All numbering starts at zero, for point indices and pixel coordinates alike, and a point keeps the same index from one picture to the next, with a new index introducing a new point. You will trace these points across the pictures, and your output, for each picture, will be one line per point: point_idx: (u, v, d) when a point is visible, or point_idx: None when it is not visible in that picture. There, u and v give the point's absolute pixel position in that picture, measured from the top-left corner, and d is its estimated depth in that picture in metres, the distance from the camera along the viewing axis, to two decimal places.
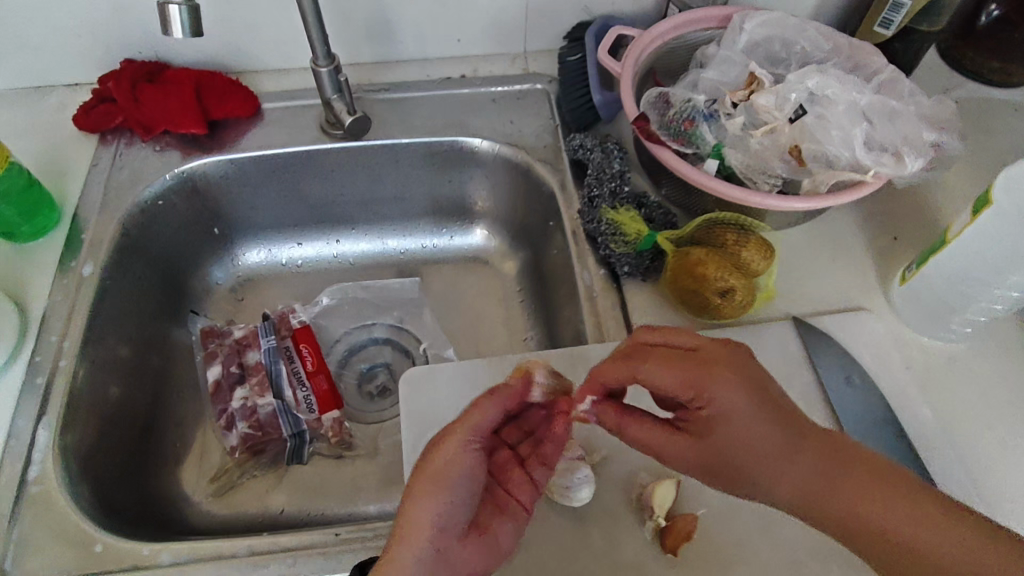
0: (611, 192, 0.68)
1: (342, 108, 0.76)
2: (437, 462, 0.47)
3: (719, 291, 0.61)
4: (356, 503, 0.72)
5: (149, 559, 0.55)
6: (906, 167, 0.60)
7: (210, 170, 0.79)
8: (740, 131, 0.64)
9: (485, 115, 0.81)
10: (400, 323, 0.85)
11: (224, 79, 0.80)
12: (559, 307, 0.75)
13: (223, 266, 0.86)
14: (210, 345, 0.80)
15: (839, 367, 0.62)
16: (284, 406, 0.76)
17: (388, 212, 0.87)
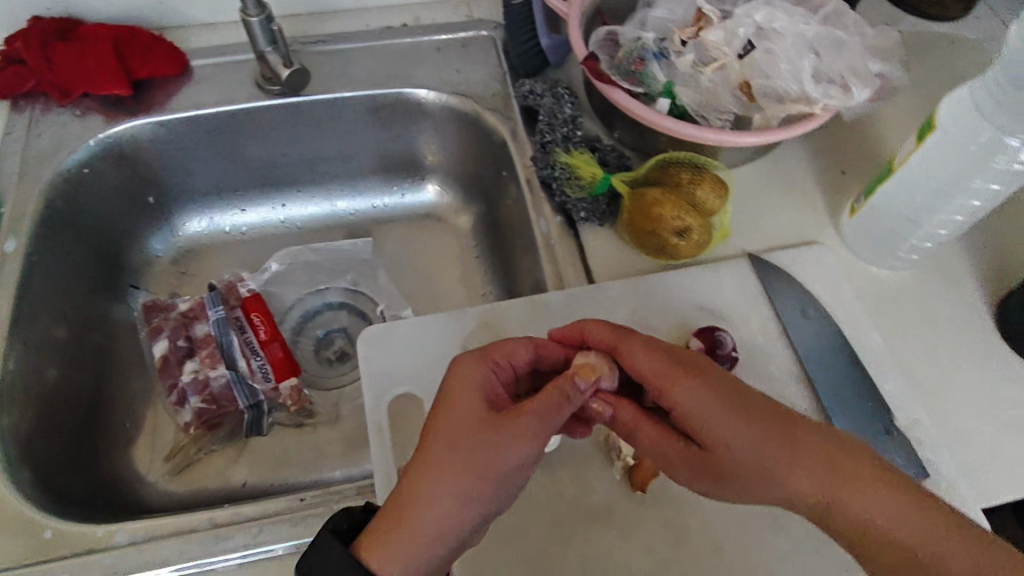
0: (564, 137, 0.67)
1: (278, 61, 0.72)
2: (495, 450, 0.42)
3: (675, 232, 0.61)
4: (322, 469, 0.71)
5: (103, 540, 0.53)
6: (853, 98, 0.60)
7: (138, 134, 0.74)
8: (691, 69, 0.63)
9: (430, 65, 0.78)
10: (354, 286, 0.82)
11: (146, 33, 0.74)
12: (517, 259, 0.74)
13: (163, 237, 0.82)
14: (155, 320, 0.75)
15: (795, 300, 0.63)
16: (238, 376, 0.73)
17: (335, 172, 0.84)
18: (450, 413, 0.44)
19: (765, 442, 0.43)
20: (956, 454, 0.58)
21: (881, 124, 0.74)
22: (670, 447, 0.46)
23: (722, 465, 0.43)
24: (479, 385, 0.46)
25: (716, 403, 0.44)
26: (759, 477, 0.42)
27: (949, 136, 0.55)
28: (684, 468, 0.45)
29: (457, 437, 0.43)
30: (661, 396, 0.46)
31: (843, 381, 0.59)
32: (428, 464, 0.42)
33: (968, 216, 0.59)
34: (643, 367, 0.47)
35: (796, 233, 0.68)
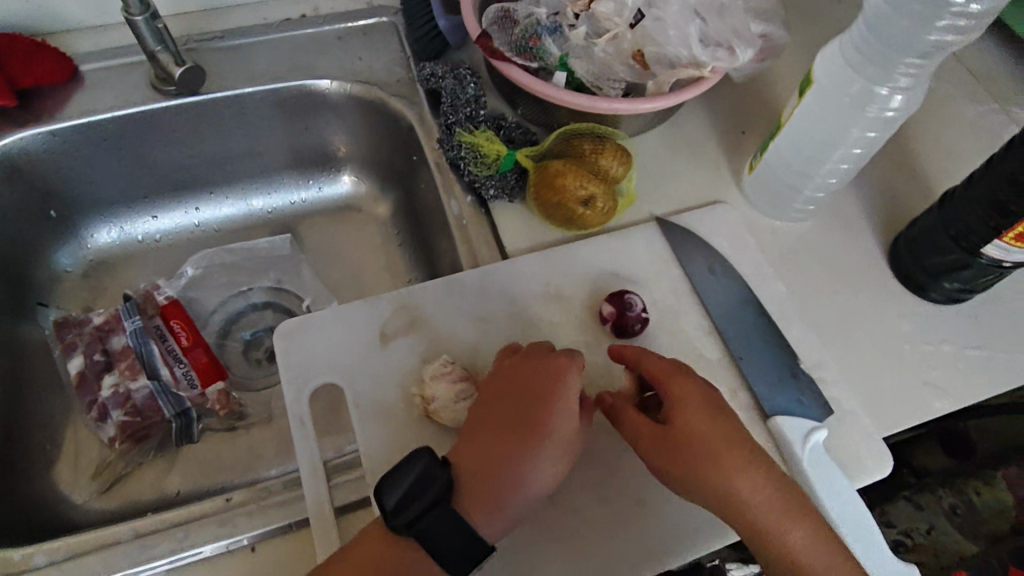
0: (468, 117, 0.67)
1: (169, 60, 0.70)
2: (573, 448, 0.49)
3: (581, 201, 0.62)
4: (256, 470, 0.70)
5: (24, 563, 0.52)
6: (738, 60, 0.63)
7: (30, 145, 0.71)
8: (584, 41, 0.64)
9: (332, 54, 0.77)
10: (278, 284, 0.81)
11: (25, 39, 0.71)
12: (436, 242, 0.74)
13: (70, 251, 0.79)
14: (68, 336, 0.73)
15: (703, 258, 0.65)
16: (162, 387, 0.71)
17: (247, 170, 0.82)
18: (547, 411, 0.49)
19: (734, 456, 0.47)
20: (857, 389, 0.61)
21: (773, 84, 0.78)
22: (649, 439, 0.49)
23: (679, 466, 0.48)
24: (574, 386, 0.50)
25: (709, 416, 0.49)
26: (710, 483, 0.47)
27: (825, 90, 0.57)
28: (654, 450, 0.49)
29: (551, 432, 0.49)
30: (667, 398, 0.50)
31: (751, 331, 0.62)
32: (524, 453, 0.48)
33: (852, 164, 0.62)
34: (656, 372, 0.51)
35: (700, 194, 0.71)
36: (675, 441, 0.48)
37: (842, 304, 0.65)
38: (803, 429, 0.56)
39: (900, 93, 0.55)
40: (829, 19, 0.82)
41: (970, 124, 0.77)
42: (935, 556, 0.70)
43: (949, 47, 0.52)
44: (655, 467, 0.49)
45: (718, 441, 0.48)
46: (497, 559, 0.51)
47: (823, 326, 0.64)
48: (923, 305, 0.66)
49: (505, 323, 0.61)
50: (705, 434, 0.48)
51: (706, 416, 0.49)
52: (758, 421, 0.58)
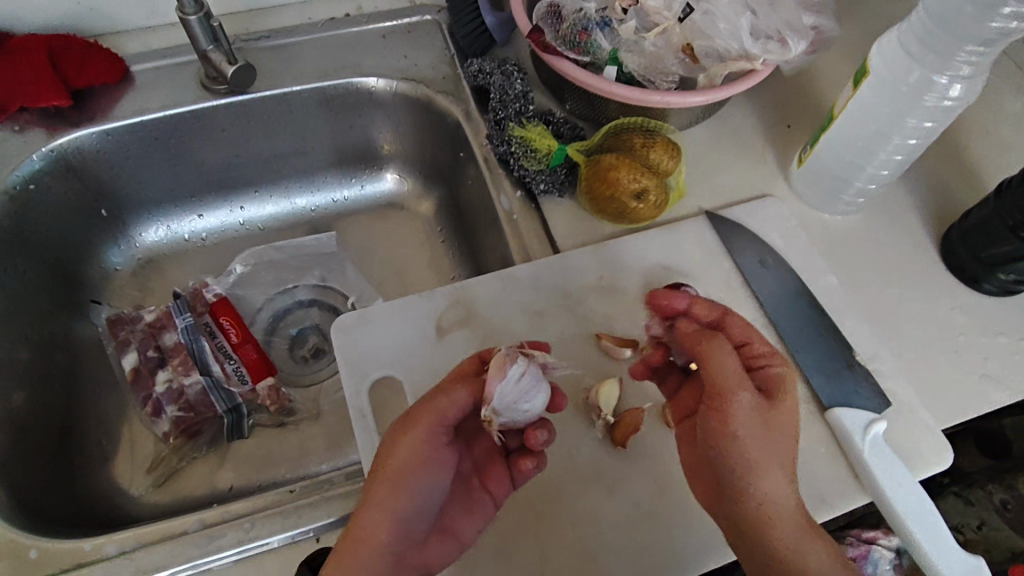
0: (518, 112, 0.67)
1: (221, 59, 0.71)
2: (390, 490, 0.43)
3: (633, 194, 0.62)
4: (307, 465, 0.71)
5: (93, 554, 0.52)
6: (789, 53, 0.62)
7: (85, 144, 0.72)
8: (634, 36, 0.63)
9: (377, 52, 0.78)
10: (323, 282, 0.82)
11: (79, 41, 0.72)
12: (481, 238, 0.75)
13: (120, 249, 0.80)
14: (120, 334, 0.74)
15: (755, 252, 0.65)
16: (214, 382, 0.72)
17: (290, 168, 0.83)
18: (409, 426, 0.45)
19: (788, 458, 0.45)
20: (916, 382, 0.60)
21: (817, 78, 0.78)
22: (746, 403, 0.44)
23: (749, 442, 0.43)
24: (441, 400, 0.46)
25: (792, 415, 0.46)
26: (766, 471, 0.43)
27: (882, 80, 0.57)
28: (748, 412, 0.44)
29: (390, 460, 0.44)
30: (765, 374, 0.47)
31: (808, 323, 0.61)
32: (391, 468, 0.44)
33: (906, 155, 0.62)
34: (757, 345, 0.48)
35: (749, 188, 0.71)
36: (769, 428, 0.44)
37: (898, 298, 0.65)
38: (862, 421, 0.56)
39: (960, 82, 0.55)
40: (874, 11, 0.82)
41: (1018, 115, 0.76)
42: (987, 552, 0.66)
43: (1012, 35, 0.50)
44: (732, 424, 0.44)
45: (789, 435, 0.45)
46: (563, 555, 0.52)
47: (880, 320, 0.63)
48: (977, 297, 0.65)
49: (560, 317, 0.61)
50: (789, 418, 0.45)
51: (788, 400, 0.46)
52: (816, 413, 0.58)
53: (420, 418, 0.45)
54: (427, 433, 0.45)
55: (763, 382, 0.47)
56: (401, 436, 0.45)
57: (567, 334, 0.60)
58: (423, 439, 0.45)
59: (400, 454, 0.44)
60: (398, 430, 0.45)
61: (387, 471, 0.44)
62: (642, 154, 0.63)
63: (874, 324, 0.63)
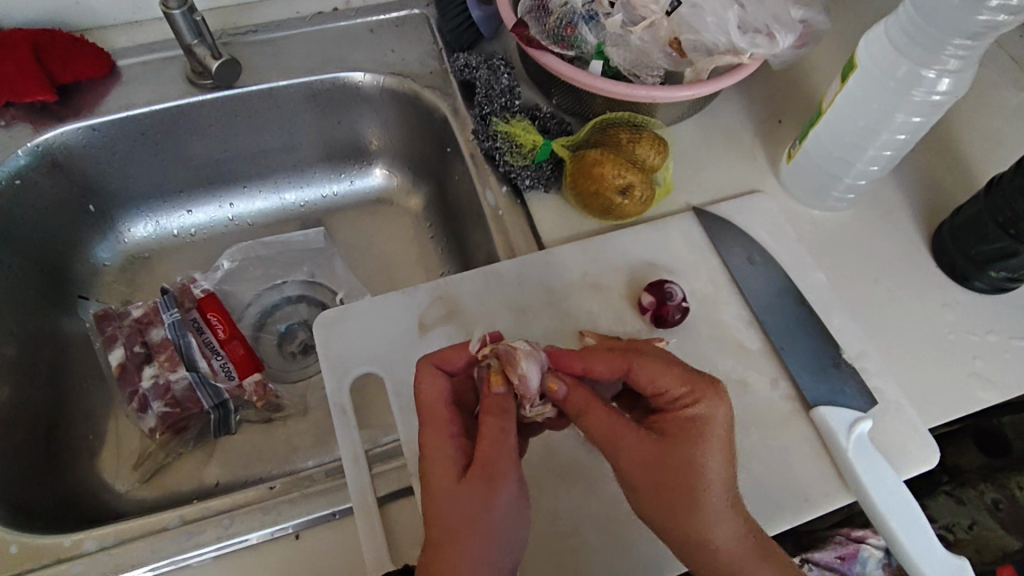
0: (503, 107, 0.67)
1: (206, 53, 0.70)
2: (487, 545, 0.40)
3: (618, 190, 0.62)
4: (293, 461, 0.70)
5: (73, 549, 0.52)
6: (777, 46, 0.62)
7: (71, 139, 0.72)
8: (620, 29, 0.63)
9: (365, 47, 0.78)
10: (311, 277, 0.81)
11: (64, 36, 0.72)
12: (468, 233, 0.74)
13: (108, 245, 0.80)
14: (108, 329, 0.74)
15: (742, 249, 0.64)
16: (200, 377, 0.71)
17: (279, 164, 0.83)
18: (497, 479, 0.41)
19: (724, 502, 0.42)
20: (904, 381, 0.60)
21: (810, 73, 0.77)
22: (709, 444, 0.42)
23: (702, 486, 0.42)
24: (510, 439, 0.43)
25: (722, 454, 0.43)
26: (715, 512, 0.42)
27: (870, 74, 0.57)
28: (712, 452, 0.42)
29: (487, 519, 0.40)
30: (677, 418, 0.43)
31: (794, 321, 0.60)
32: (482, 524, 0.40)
33: (896, 150, 0.61)
34: (672, 388, 0.44)
35: (738, 183, 0.70)
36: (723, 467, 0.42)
37: (888, 295, 0.64)
38: (847, 419, 0.56)
39: (948, 76, 0.54)
40: (869, 5, 0.81)
41: (1014, 110, 0.75)
42: (977, 552, 0.65)
43: (1001, 27, 0.49)
44: (686, 460, 0.42)
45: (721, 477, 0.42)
46: (544, 553, 0.51)
47: (869, 318, 0.63)
48: (968, 295, 0.64)
49: (544, 314, 0.60)
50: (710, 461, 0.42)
51: (715, 441, 0.42)
52: (800, 412, 0.57)
53: (504, 466, 0.42)
54: (518, 480, 0.42)
55: (670, 424, 0.43)
56: (491, 491, 0.41)
57: (550, 331, 0.60)
58: (518, 486, 0.42)
59: (500, 510, 0.41)
60: (483, 487, 0.41)
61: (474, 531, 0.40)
62: (637, 155, 0.63)
63: (862, 322, 0.62)
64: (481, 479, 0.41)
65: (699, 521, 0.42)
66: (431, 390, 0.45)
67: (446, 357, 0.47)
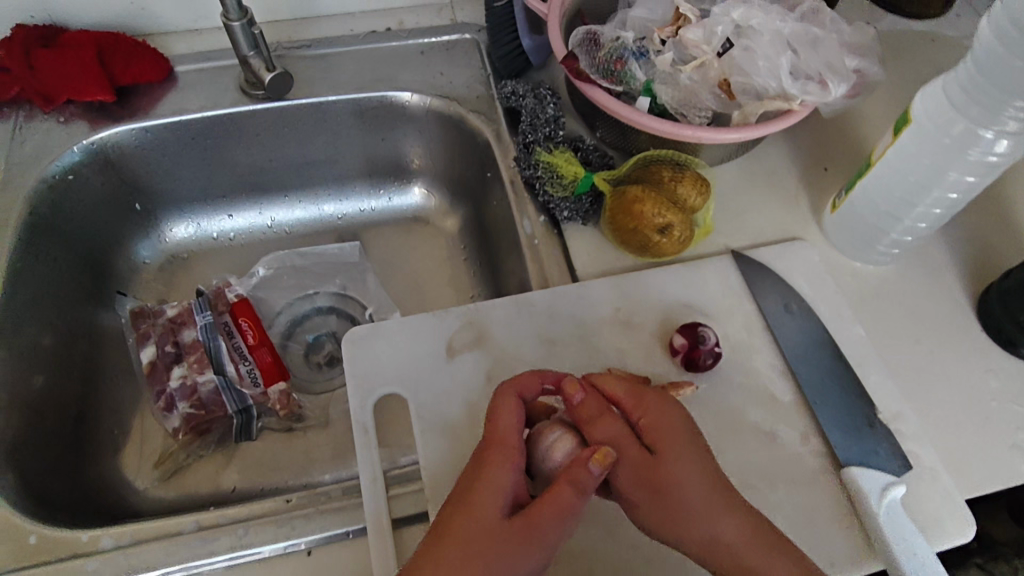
0: (546, 137, 0.67)
1: (260, 65, 0.72)
2: None
3: (657, 229, 0.61)
4: (310, 474, 0.70)
5: (89, 545, 0.53)
6: (830, 94, 0.61)
7: (124, 140, 0.74)
8: (670, 68, 0.63)
9: (414, 67, 0.79)
10: (343, 290, 0.82)
11: (128, 41, 0.75)
12: (502, 259, 0.74)
13: (149, 243, 0.81)
14: (142, 326, 0.76)
15: (779, 296, 0.63)
16: (227, 381, 0.72)
17: (321, 176, 0.84)
18: (534, 546, 0.39)
19: (716, 496, 0.42)
20: (943, 447, 0.57)
21: (860, 121, 0.76)
22: (682, 450, 0.44)
23: (684, 488, 0.42)
24: (569, 520, 0.41)
25: (690, 448, 0.44)
26: (711, 501, 0.42)
27: (925, 130, 0.55)
28: (685, 460, 0.43)
29: (499, 575, 0.38)
30: (643, 425, 0.46)
31: (828, 375, 0.59)
32: (491, 563, 0.38)
33: (946, 210, 0.59)
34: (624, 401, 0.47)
35: (779, 229, 0.69)
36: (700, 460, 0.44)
37: (929, 356, 0.62)
38: (881, 482, 0.54)
39: (1007, 138, 0.52)
40: (924, 57, 0.80)
41: None
42: None
43: None
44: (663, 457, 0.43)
45: (700, 472, 0.43)
46: None
47: (908, 378, 0.61)
48: (1014, 363, 0.62)
49: (573, 347, 0.60)
50: (686, 469, 0.43)
51: (676, 443, 0.44)
52: (831, 470, 0.56)
53: (548, 536, 0.40)
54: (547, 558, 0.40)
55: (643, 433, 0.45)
56: (524, 548, 0.39)
57: (578, 366, 0.59)
58: (538, 567, 0.40)
59: None
60: (520, 544, 0.39)
61: (475, 567, 0.38)
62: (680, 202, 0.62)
63: (900, 381, 0.60)
64: (523, 530, 0.40)
65: (705, 524, 0.42)
66: (509, 417, 0.44)
67: (528, 389, 0.47)
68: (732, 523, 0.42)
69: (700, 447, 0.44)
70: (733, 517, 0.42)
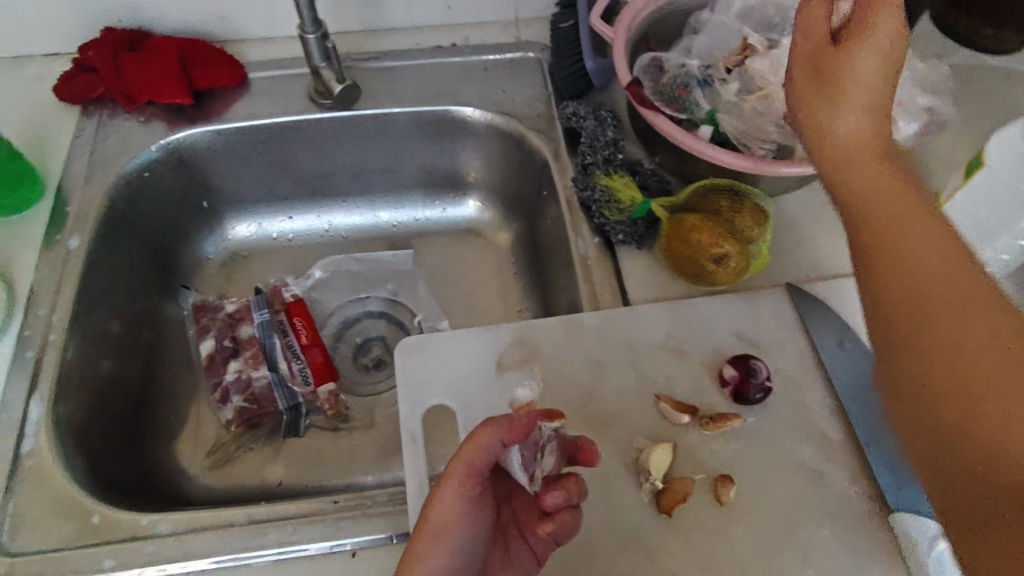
0: (606, 160, 0.68)
1: (332, 76, 0.75)
2: (424, 529, 0.45)
3: (713, 258, 0.62)
4: (353, 474, 0.72)
5: (147, 529, 0.55)
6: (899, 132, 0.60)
7: (198, 141, 0.77)
8: (735, 98, 0.64)
9: (478, 83, 0.81)
10: (394, 296, 0.84)
11: (208, 47, 0.78)
12: (553, 277, 0.75)
13: (213, 240, 0.85)
14: (203, 319, 0.78)
15: (834, 333, 0.62)
16: (279, 379, 0.75)
17: (380, 184, 0.86)
18: (444, 487, 0.46)
19: (983, 315, 0.34)
20: None
21: (927, 157, 0.74)
22: (921, 225, 0.38)
23: (926, 282, 0.36)
24: (471, 457, 0.46)
25: (939, 241, 0.37)
26: (960, 296, 0.36)
27: (997, 173, 0.54)
28: (928, 275, 0.36)
29: (428, 515, 0.45)
30: (878, 217, 0.39)
31: (881, 418, 0.58)
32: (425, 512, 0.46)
33: (1014, 256, 0.58)
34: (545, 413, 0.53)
35: (837, 264, 0.68)
36: (894, 177, 0.40)
37: None
38: (929, 531, 0.53)
39: None
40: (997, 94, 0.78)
41: None
42: None
43: None
44: (846, 201, 0.42)
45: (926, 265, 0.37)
46: None
47: None
48: None
49: (621, 371, 0.60)
50: (915, 244, 0.38)
51: (912, 228, 0.38)
52: (879, 515, 0.55)
53: (458, 476, 0.46)
54: (463, 491, 0.46)
55: (891, 296, 0.38)
56: (439, 491, 0.46)
57: (626, 390, 0.59)
58: (457, 496, 0.45)
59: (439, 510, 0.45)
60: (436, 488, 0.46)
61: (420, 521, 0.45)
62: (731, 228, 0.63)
63: None
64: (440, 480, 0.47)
65: (971, 343, 0.34)
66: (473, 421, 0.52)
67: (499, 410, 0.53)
68: (983, 322, 0.34)
69: (947, 263, 0.37)
70: (1003, 325, 0.34)
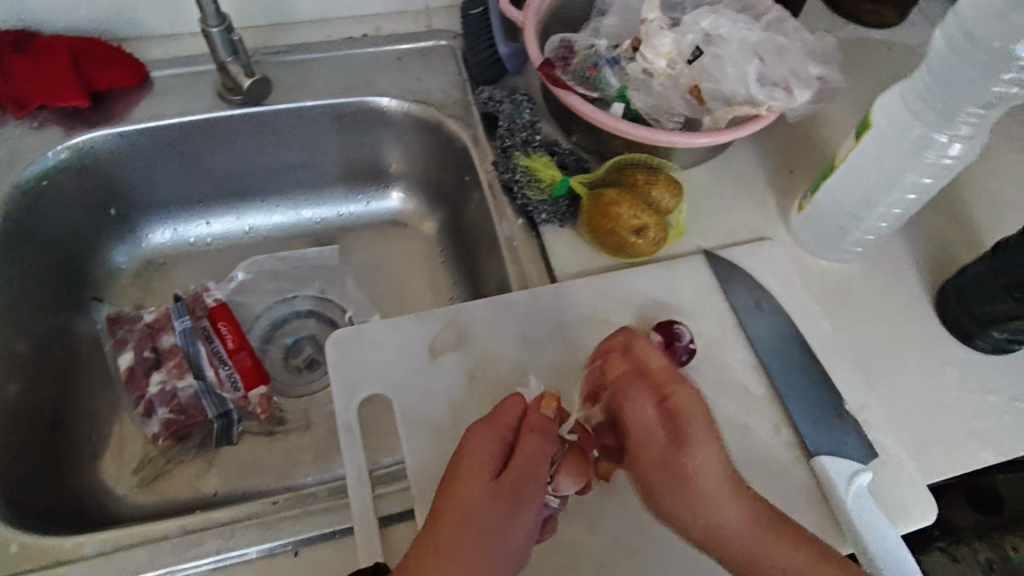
0: (524, 142, 0.69)
1: (240, 71, 0.73)
2: (495, 545, 0.41)
3: (633, 230, 0.63)
4: (292, 476, 0.70)
5: (73, 551, 0.52)
6: (795, 100, 0.63)
7: (100, 144, 0.74)
8: (644, 75, 0.66)
9: (392, 73, 0.80)
10: (322, 293, 0.83)
11: (103, 45, 0.74)
12: (480, 261, 0.75)
13: (126, 250, 0.81)
14: (120, 332, 0.75)
15: (749, 294, 0.66)
16: (206, 386, 0.72)
17: (299, 180, 0.84)
18: (517, 496, 0.43)
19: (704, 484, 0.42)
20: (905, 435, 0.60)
21: (823, 125, 0.79)
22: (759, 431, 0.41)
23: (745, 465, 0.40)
24: (543, 463, 0.45)
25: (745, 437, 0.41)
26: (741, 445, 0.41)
27: (883, 132, 0.58)
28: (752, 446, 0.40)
29: (500, 534, 0.41)
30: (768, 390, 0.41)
31: (797, 370, 0.61)
32: (487, 521, 0.41)
33: (905, 210, 0.62)
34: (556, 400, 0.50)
35: (749, 230, 0.71)
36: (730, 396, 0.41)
37: (892, 349, 0.65)
38: (847, 471, 0.56)
39: (960, 141, 0.56)
40: (881, 63, 0.83)
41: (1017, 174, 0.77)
42: None
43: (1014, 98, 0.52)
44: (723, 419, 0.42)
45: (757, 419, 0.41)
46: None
47: (872, 370, 0.63)
48: (969, 354, 0.65)
49: (552, 346, 0.61)
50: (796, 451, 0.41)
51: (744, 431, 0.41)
52: (801, 460, 0.58)
53: (530, 488, 0.44)
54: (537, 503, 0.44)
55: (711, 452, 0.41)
56: (512, 503, 0.43)
57: (558, 364, 0.60)
58: (533, 510, 0.44)
59: (515, 529, 0.42)
60: (506, 499, 0.43)
61: (474, 536, 0.41)
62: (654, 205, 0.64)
63: (865, 374, 0.63)
64: (507, 489, 0.43)
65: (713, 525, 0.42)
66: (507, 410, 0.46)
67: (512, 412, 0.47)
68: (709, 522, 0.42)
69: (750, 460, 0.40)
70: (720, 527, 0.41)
